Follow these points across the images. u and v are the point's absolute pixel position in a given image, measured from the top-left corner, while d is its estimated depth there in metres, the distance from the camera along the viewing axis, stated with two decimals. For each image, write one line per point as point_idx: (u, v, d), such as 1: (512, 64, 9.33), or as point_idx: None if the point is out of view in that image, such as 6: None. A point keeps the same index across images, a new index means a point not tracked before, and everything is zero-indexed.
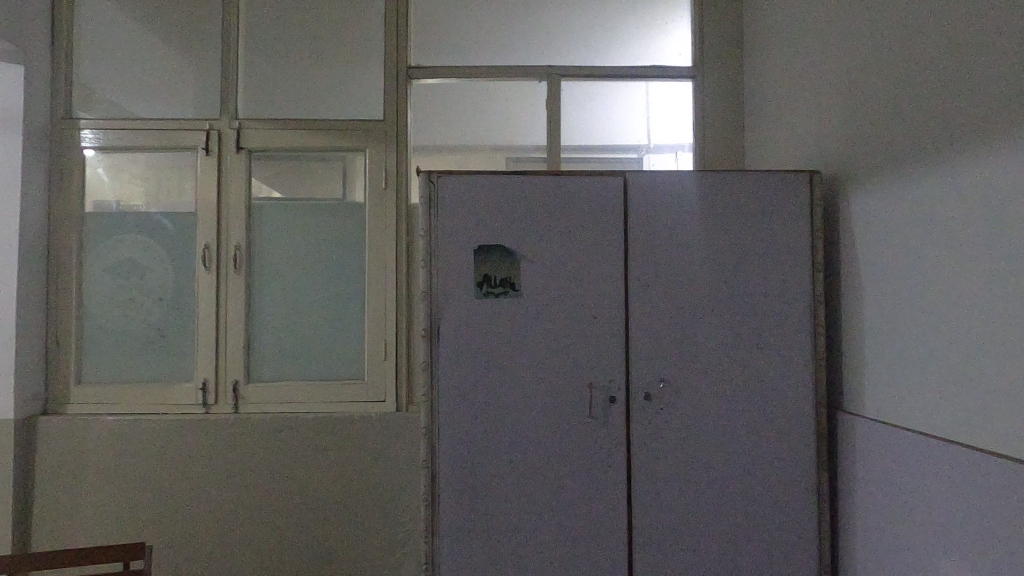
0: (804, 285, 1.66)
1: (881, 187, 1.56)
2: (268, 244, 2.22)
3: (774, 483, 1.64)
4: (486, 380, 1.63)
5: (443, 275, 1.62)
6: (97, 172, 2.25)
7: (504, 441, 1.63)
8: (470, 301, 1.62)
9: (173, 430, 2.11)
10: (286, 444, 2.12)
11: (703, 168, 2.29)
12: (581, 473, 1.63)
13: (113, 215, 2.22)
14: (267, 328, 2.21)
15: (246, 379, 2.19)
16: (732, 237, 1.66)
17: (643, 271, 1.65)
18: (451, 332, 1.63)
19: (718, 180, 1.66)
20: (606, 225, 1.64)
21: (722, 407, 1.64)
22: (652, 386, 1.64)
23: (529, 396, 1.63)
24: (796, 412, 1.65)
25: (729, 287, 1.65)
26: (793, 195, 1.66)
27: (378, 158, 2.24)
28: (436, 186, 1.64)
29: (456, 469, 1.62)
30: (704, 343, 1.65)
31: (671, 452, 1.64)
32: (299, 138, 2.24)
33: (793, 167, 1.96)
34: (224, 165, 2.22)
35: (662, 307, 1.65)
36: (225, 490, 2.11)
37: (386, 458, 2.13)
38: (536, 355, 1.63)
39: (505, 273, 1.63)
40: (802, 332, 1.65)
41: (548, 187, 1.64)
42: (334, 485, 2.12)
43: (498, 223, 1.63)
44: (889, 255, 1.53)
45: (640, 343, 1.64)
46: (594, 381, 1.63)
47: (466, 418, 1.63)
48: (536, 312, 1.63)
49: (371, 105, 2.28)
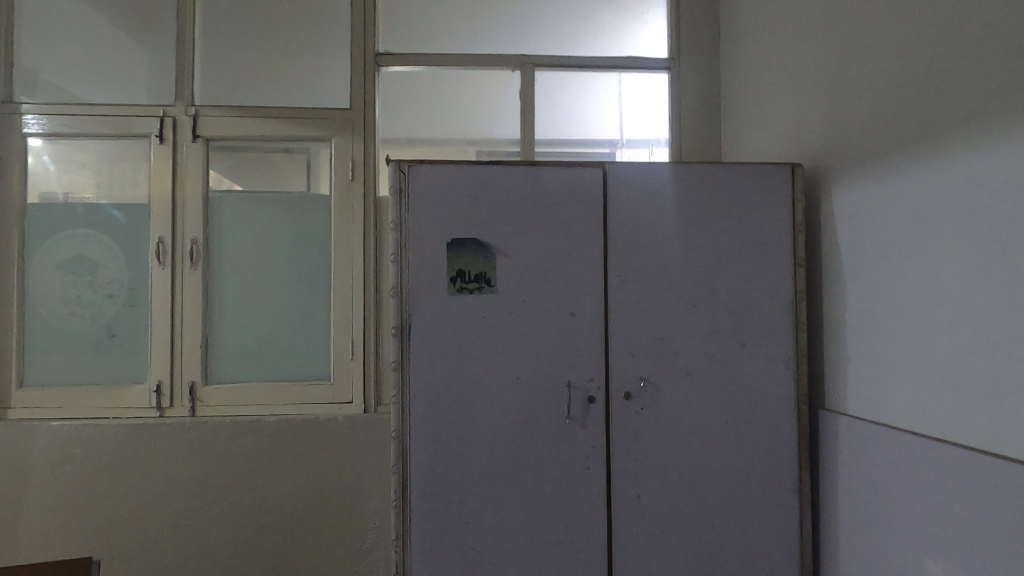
0: (786, 281, 1.62)
1: (863, 180, 1.52)
2: (227, 238, 2.11)
3: (757, 484, 1.60)
4: (460, 381, 1.55)
5: (414, 270, 1.54)
6: (41, 160, 2.10)
7: (479, 444, 1.55)
8: (442, 298, 1.54)
9: (125, 436, 1.99)
10: (247, 448, 2.01)
11: (678, 161, 2.24)
12: (559, 477, 1.57)
13: (59, 206, 2.08)
14: (226, 326, 2.10)
15: (204, 381, 2.08)
16: (714, 231, 1.61)
17: (623, 266, 1.59)
18: (422, 330, 1.54)
19: (699, 172, 1.61)
20: (585, 218, 1.58)
21: (704, 406, 1.60)
22: (632, 385, 1.58)
23: (505, 398, 1.56)
24: (778, 411, 1.61)
25: (711, 282, 1.60)
26: (775, 189, 1.62)
27: (344, 148, 2.14)
28: (406, 177, 1.55)
29: (429, 475, 1.54)
30: (686, 340, 1.60)
31: (651, 453, 1.58)
32: (260, 127, 2.13)
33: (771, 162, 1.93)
34: (179, 155, 2.10)
35: (642, 304, 1.59)
36: (181, 497, 1.99)
37: (353, 461, 2.04)
38: (512, 354, 1.56)
39: (479, 268, 1.56)
40: (784, 328, 1.62)
41: (524, 177, 1.57)
42: (299, 490, 2.02)
43: (473, 215, 1.55)
44: (871, 249, 1.50)
45: (619, 341, 1.58)
46: (573, 381, 1.57)
47: (438, 421, 1.54)
48: (512, 309, 1.56)
49: (338, 93, 2.18)
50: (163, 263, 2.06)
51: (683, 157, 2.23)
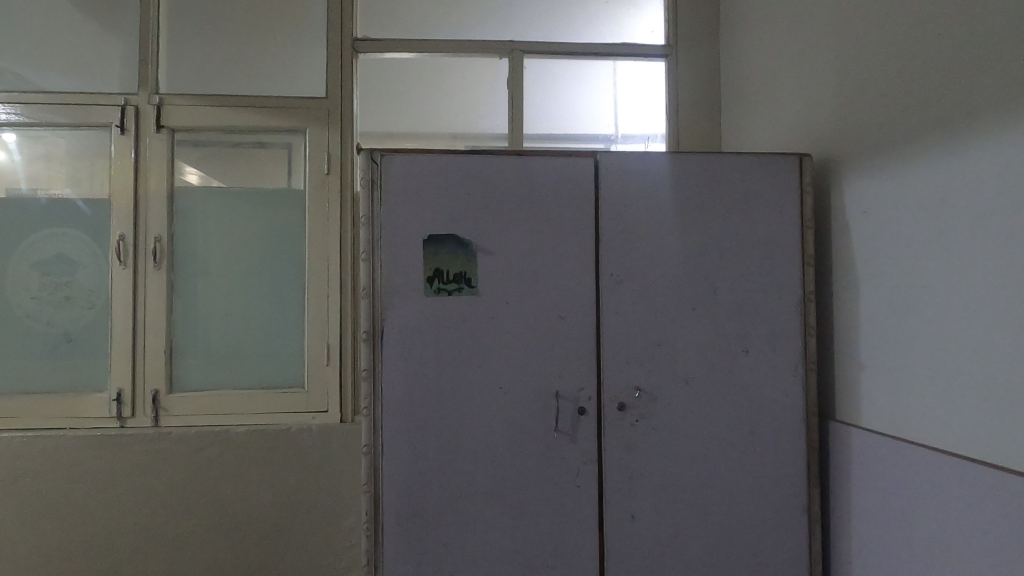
0: (793, 281, 1.49)
1: (876, 171, 1.39)
2: (193, 235, 1.97)
3: (761, 502, 1.47)
4: (437, 390, 1.41)
5: (387, 269, 1.40)
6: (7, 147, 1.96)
7: (458, 460, 1.42)
8: (418, 300, 1.41)
9: (82, 448, 1.85)
10: (212, 461, 1.88)
11: (676, 149, 2.10)
12: (546, 496, 1.43)
13: (22, 196, 1.93)
14: (193, 330, 1.97)
15: (168, 389, 1.94)
16: (715, 227, 1.48)
17: (616, 265, 1.46)
18: (396, 335, 1.41)
19: (697, 163, 1.49)
20: (574, 213, 1.45)
21: (705, 418, 1.46)
22: (626, 395, 1.45)
23: (487, 410, 1.42)
24: (784, 423, 1.48)
25: (711, 283, 1.47)
26: (781, 182, 1.50)
27: (320, 140, 2.01)
28: (379, 168, 1.42)
29: (403, 493, 1.41)
30: (684, 346, 1.47)
31: (647, 469, 1.45)
32: (229, 117, 1.99)
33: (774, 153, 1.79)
34: (142, 146, 1.96)
35: (637, 306, 1.46)
36: (142, 514, 1.86)
37: (328, 475, 1.90)
38: (495, 362, 1.42)
39: (458, 267, 1.42)
40: (792, 333, 1.49)
41: (508, 168, 1.44)
42: (269, 506, 1.89)
43: (452, 209, 1.42)
44: (884, 247, 1.37)
45: (612, 347, 1.45)
46: (561, 391, 1.44)
47: (413, 434, 1.41)
48: (495, 312, 1.42)
49: (314, 81, 2.04)
50: (125, 263, 1.92)
51: (681, 145, 2.09)
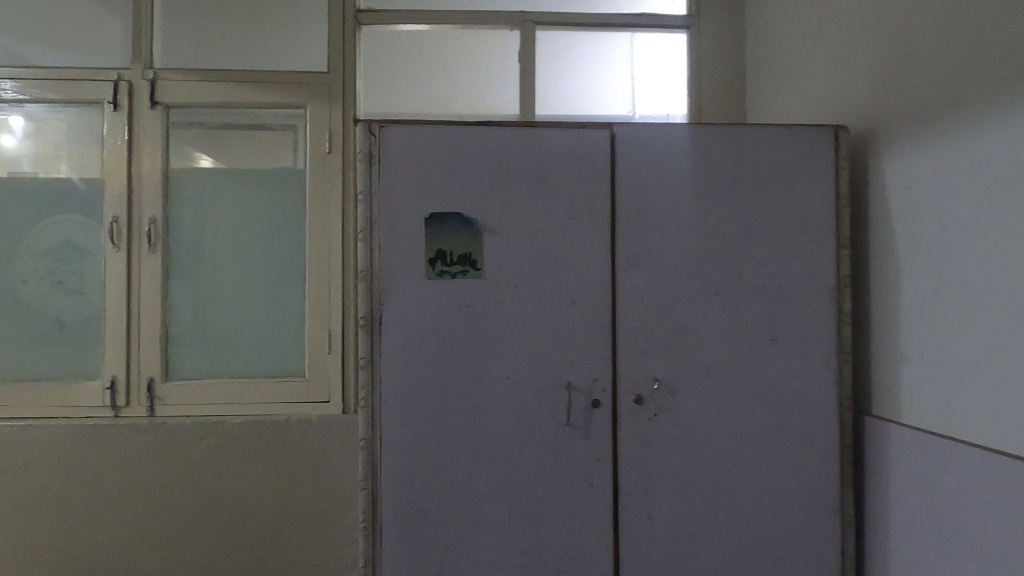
0: (827, 265, 1.37)
1: (918, 141, 1.26)
2: (189, 217, 1.89)
3: (790, 504, 1.36)
4: (438, 381, 1.31)
5: (386, 250, 1.30)
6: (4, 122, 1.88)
7: (461, 455, 1.32)
8: (418, 284, 1.30)
9: (73, 438, 1.77)
10: (209, 452, 1.80)
11: (698, 122, 1.97)
12: (556, 494, 1.33)
13: (16, 175, 1.86)
14: (188, 316, 1.89)
15: (164, 377, 1.86)
16: (741, 205, 1.36)
17: (632, 246, 1.35)
18: (395, 320, 1.31)
19: (721, 135, 1.37)
20: (586, 189, 1.34)
21: (729, 412, 1.35)
22: (644, 387, 1.34)
23: (493, 401, 1.32)
24: (815, 419, 1.36)
25: (737, 266, 1.36)
26: (813, 156, 1.37)
27: (320, 116, 1.91)
28: (378, 141, 1.31)
29: (402, 491, 1.31)
30: (707, 334, 1.35)
31: (665, 466, 1.34)
32: (226, 92, 1.90)
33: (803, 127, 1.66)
34: (136, 123, 1.88)
35: (655, 291, 1.35)
36: (137, 506, 1.79)
37: (327, 468, 1.82)
38: (502, 350, 1.32)
39: (463, 248, 1.32)
40: (825, 321, 1.36)
41: (517, 141, 1.33)
42: (267, 500, 1.81)
43: (456, 185, 1.31)
44: (926, 226, 1.24)
45: (628, 334, 1.34)
46: (573, 383, 1.33)
47: (413, 427, 1.31)
48: (502, 296, 1.32)
49: (315, 54, 1.94)
50: (118, 246, 1.84)
51: (703, 116, 1.97)
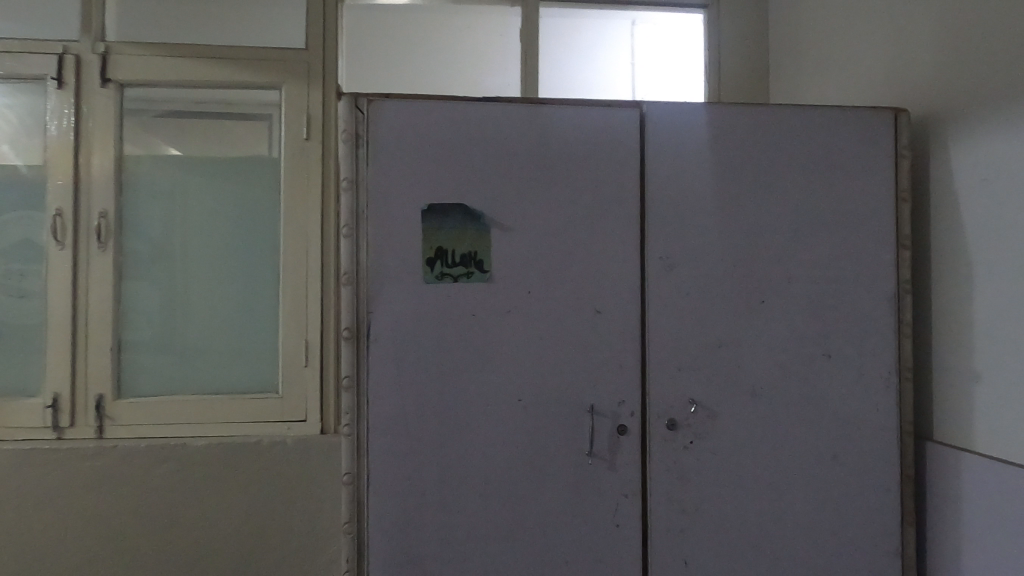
0: (885, 268, 1.19)
1: (995, 127, 1.09)
2: (146, 212, 1.66)
3: (844, 545, 1.18)
4: (438, 403, 1.11)
5: (376, 248, 1.09)
6: None
7: (464, 492, 1.12)
8: (413, 289, 1.10)
9: (8, 465, 1.53)
10: (168, 480, 1.57)
11: (717, 101, 1.79)
12: (576, 538, 1.13)
13: None
14: (145, 324, 1.66)
15: (116, 394, 1.63)
16: (788, 198, 1.18)
17: (664, 246, 1.16)
18: (387, 332, 1.10)
19: (765, 118, 1.18)
20: (610, 180, 1.14)
21: (775, 438, 1.17)
22: (678, 411, 1.15)
23: (501, 428, 1.12)
24: (872, 446, 1.18)
25: (784, 269, 1.18)
26: (869, 144, 1.20)
27: (298, 98, 1.69)
28: (366, 118, 1.10)
29: (392, 535, 1.10)
30: (751, 348, 1.17)
31: (701, 501, 1.15)
32: (190, 70, 1.68)
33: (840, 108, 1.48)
34: (85, 103, 1.64)
35: (689, 297, 1.16)
36: (84, 542, 1.55)
37: (305, 497, 1.60)
38: (512, 367, 1.12)
39: (467, 247, 1.11)
40: (883, 333, 1.18)
41: (530, 121, 1.13)
42: (236, 533, 1.58)
43: (459, 171, 1.11)
44: (1005, 223, 1.07)
45: (659, 348, 1.15)
46: (597, 406, 1.13)
47: (408, 459, 1.10)
48: (513, 304, 1.12)
49: (291, 29, 1.73)
50: (63, 243, 1.61)
51: (722, 97, 1.78)
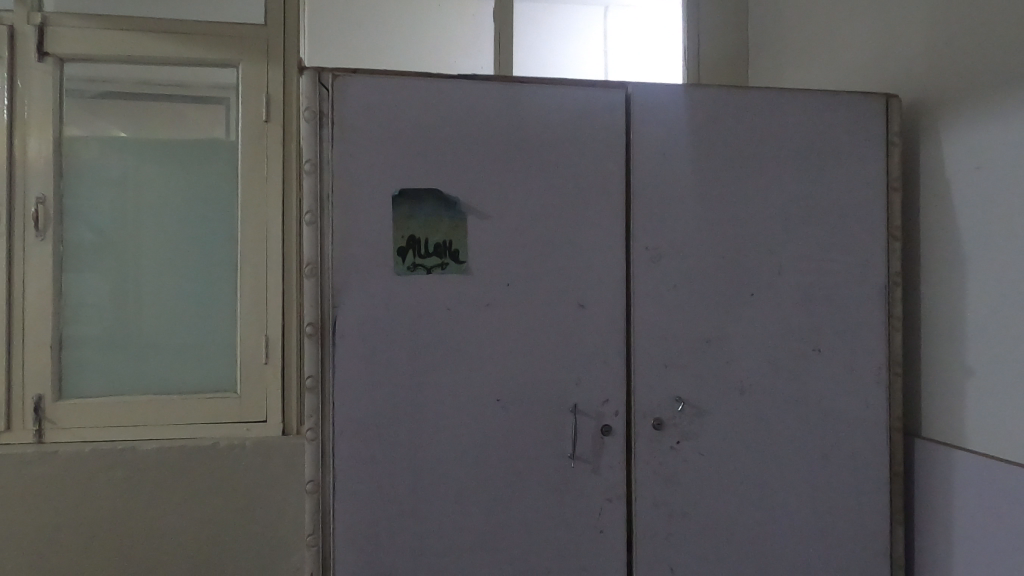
0: (875, 260, 1.15)
1: (988, 114, 1.05)
2: (90, 197, 1.53)
3: (833, 548, 1.14)
4: (410, 404, 1.03)
5: (343, 237, 1.00)
6: None
7: (439, 498, 1.04)
8: (383, 281, 1.01)
9: None
10: (115, 486, 1.46)
11: (697, 81, 1.73)
12: (558, 544, 1.07)
13: None
14: (88, 319, 1.53)
15: (56, 395, 1.51)
16: (778, 186, 1.13)
17: (650, 236, 1.09)
18: (354, 328, 1.01)
19: (755, 101, 1.13)
20: (594, 164, 1.08)
21: (764, 436, 1.12)
22: (664, 410, 1.09)
23: (478, 430, 1.04)
24: (862, 444, 1.14)
25: (774, 261, 1.13)
26: (860, 131, 1.15)
27: (256, 77, 1.58)
28: (331, 95, 1.01)
29: (361, 546, 1.02)
30: (740, 343, 1.12)
31: (688, 504, 1.10)
32: (137, 45, 1.55)
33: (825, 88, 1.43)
34: (19, 79, 1.50)
35: (676, 290, 1.10)
36: (22, 556, 1.43)
37: (265, 503, 1.51)
38: (489, 365, 1.04)
39: (441, 235, 1.03)
40: (873, 327, 1.14)
41: (510, 100, 1.05)
42: (189, 543, 1.48)
43: (432, 154, 1.03)
44: (1001, 214, 1.03)
45: (645, 344, 1.09)
46: (581, 405, 1.07)
47: (378, 464, 1.02)
48: (492, 296, 1.04)
49: (249, 3, 1.61)
50: None
51: (703, 78, 1.72)
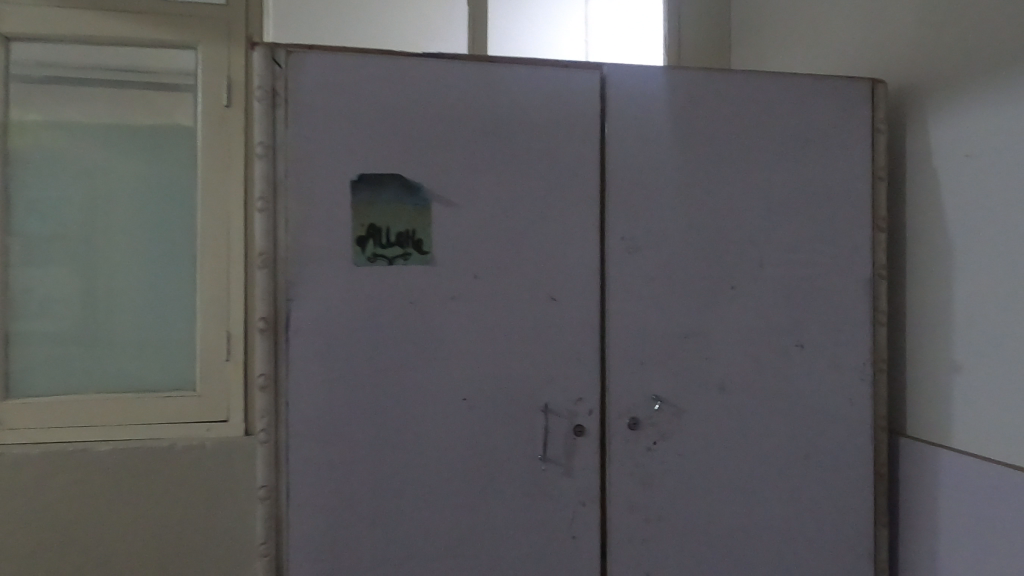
0: (860, 252, 1.11)
1: (978, 100, 1.01)
2: (40, 185, 1.45)
3: (814, 552, 1.09)
4: (371, 404, 0.97)
5: (298, 225, 0.94)
6: None
7: (402, 503, 0.98)
8: (341, 272, 0.95)
9: None
10: (66, 490, 1.38)
11: (677, 63, 1.66)
12: (528, 550, 1.01)
13: None
14: (39, 313, 1.45)
15: (4, 394, 1.43)
16: (760, 174, 1.08)
17: (626, 226, 1.04)
18: (310, 323, 0.95)
19: (737, 84, 1.07)
20: (567, 150, 1.02)
21: (744, 436, 1.07)
22: (640, 409, 1.04)
23: (444, 431, 0.99)
24: (845, 443, 1.10)
25: (756, 252, 1.08)
26: (845, 118, 1.10)
27: (215, 59, 1.50)
28: (285, 73, 0.94)
29: (319, 554, 0.96)
30: (720, 338, 1.07)
31: (665, 507, 1.05)
32: (89, 25, 1.46)
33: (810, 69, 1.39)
34: None
35: (653, 283, 1.04)
36: None
37: (226, 506, 1.44)
38: (456, 362, 0.99)
39: (404, 224, 0.97)
40: (858, 322, 1.10)
41: (478, 80, 0.99)
42: (144, 548, 1.41)
43: (394, 137, 0.96)
44: (991, 204, 0.99)
45: (621, 340, 1.03)
46: (552, 405, 1.01)
47: (336, 468, 0.96)
48: (458, 289, 0.98)
49: None
50: None
51: (683, 60, 1.66)
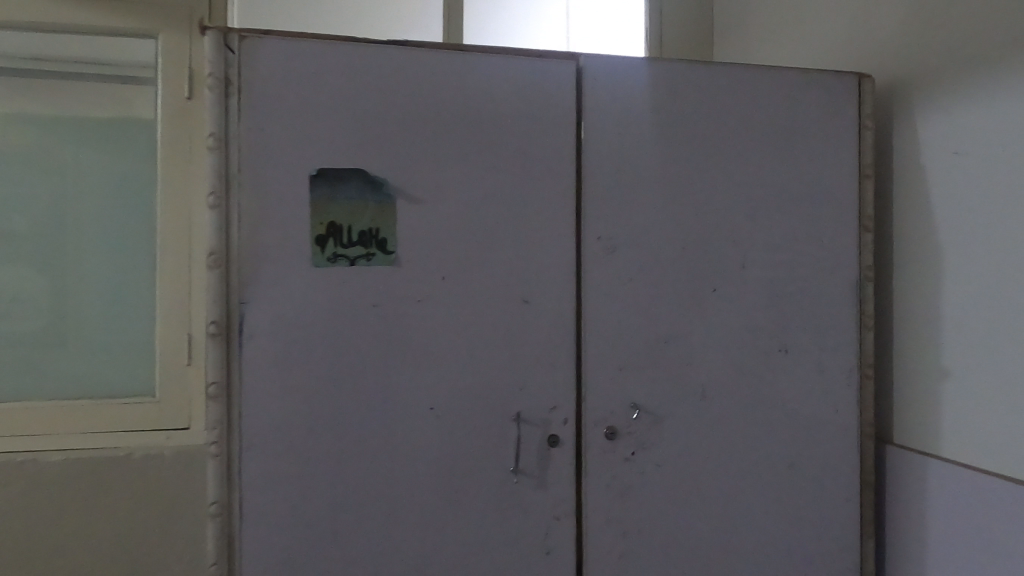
0: (846, 254, 1.06)
1: (969, 96, 0.97)
2: None
3: (798, 564, 1.05)
4: (332, 413, 0.91)
5: (253, 223, 0.88)
6: None
7: (365, 518, 0.92)
8: (300, 273, 0.89)
9: None
10: (13, 502, 1.30)
11: (659, 53, 1.64)
12: (499, 565, 0.96)
13: None
14: None
15: None
16: (744, 171, 1.03)
17: (604, 224, 0.99)
18: (266, 326, 0.89)
19: (720, 76, 1.03)
20: (542, 144, 0.97)
21: (726, 445, 1.03)
22: (618, 417, 0.99)
23: (410, 441, 0.93)
24: (830, 451, 1.06)
25: (739, 252, 1.03)
26: (832, 114, 1.06)
27: (176, 48, 1.42)
28: (239, 60, 0.88)
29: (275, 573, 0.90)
30: (701, 343, 1.02)
31: (643, 519, 1.00)
32: (40, 10, 1.38)
33: (794, 61, 1.35)
34: None
35: (632, 285, 0.99)
36: None
37: (186, 518, 1.37)
38: (423, 367, 0.93)
39: (367, 222, 0.91)
40: (844, 325, 1.06)
41: (447, 70, 0.93)
42: (99, 562, 1.34)
43: (357, 129, 0.91)
44: (982, 205, 0.95)
45: (598, 345, 0.98)
46: (526, 413, 0.96)
47: (294, 481, 0.90)
48: (425, 291, 0.93)
49: None
50: None
51: (665, 50, 1.64)
